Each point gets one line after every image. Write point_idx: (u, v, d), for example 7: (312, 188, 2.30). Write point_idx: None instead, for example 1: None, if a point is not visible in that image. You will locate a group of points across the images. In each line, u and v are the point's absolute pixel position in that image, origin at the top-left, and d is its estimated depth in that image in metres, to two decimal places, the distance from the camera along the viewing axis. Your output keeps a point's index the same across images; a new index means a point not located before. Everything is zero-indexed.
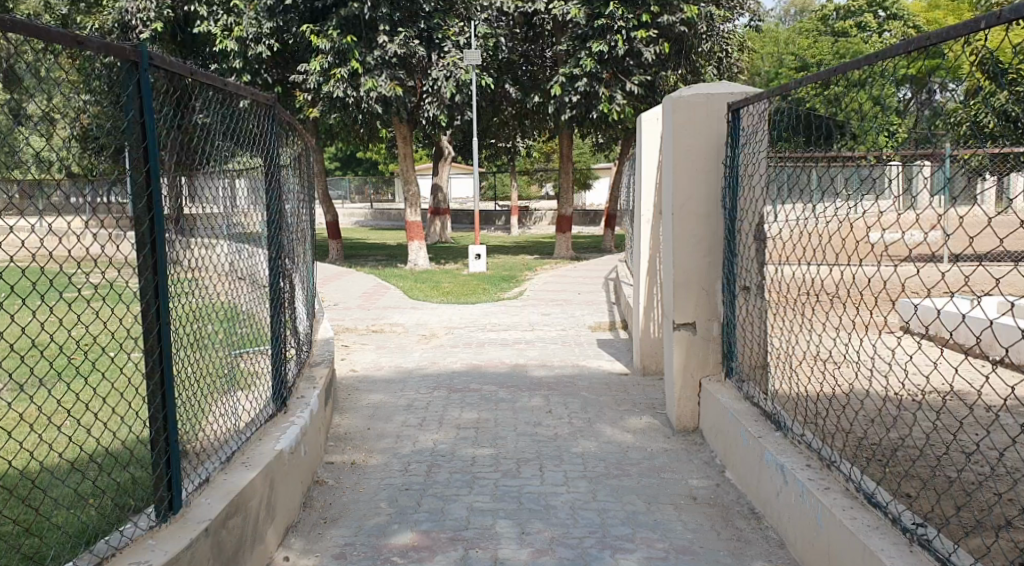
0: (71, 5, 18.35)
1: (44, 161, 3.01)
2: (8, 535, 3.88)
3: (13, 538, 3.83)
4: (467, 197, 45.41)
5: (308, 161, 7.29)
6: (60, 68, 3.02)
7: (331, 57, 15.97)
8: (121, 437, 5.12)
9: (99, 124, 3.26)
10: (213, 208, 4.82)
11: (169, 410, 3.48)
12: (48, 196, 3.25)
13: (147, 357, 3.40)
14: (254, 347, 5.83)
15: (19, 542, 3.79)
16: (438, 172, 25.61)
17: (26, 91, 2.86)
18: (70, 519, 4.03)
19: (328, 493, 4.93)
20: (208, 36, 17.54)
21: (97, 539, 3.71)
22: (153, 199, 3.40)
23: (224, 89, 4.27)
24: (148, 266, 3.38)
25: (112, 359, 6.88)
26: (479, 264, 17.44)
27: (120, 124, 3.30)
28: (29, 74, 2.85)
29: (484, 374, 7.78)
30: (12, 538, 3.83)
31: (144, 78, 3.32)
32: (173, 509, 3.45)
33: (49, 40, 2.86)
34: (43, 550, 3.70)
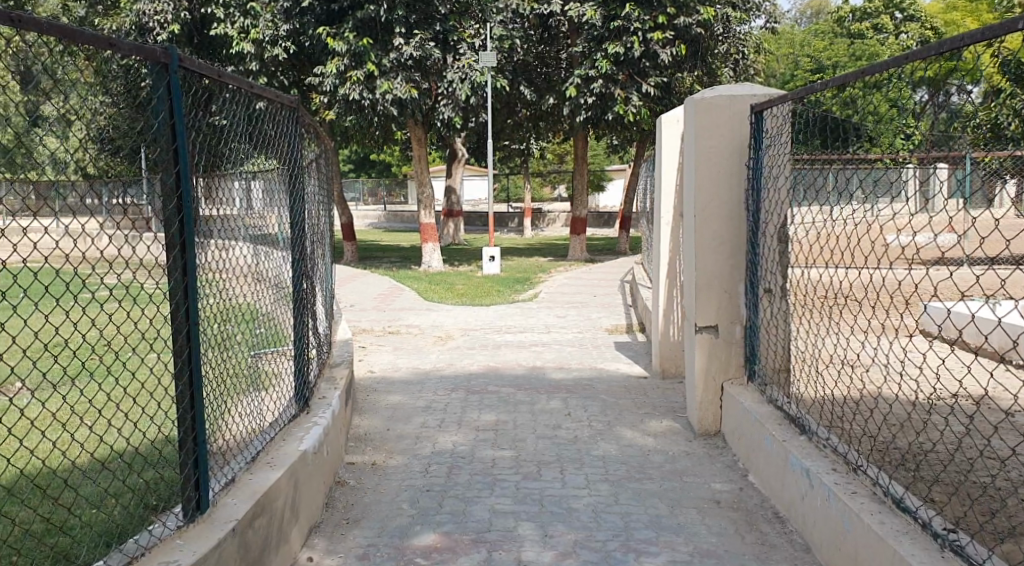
0: (89, 7, 18.42)
1: (58, 161, 3.01)
2: (36, 534, 3.97)
3: (41, 537, 3.93)
4: (479, 200, 45.45)
5: (326, 161, 7.28)
6: (79, 69, 3.06)
7: (346, 60, 15.95)
8: (146, 438, 5.17)
9: (126, 124, 3.34)
10: (232, 212, 4.80)
11: (198, 411, 3.51)
12: (63, 196, 3.24)
13: (176, 357, 3.44)
14: (277, 349, 5.91)
15: (49, 541, 3.88)
16: (452, 174, 25.68)
17: (44, 93, 2.88)
18: (107, 513, 4.15)
19: (350, 494, 4.94)
20: (225, 39, 17.59)
21: (125, 538, 3.80)
22: (183, 202, 3.45)
23: (242, 90, 4.31)
24: (177, 267, 3.43)
25: (141, 360, 7.01)
26: (493, 266, 17.47)
27: (152, 127, 3.36)
28: (43, 75, 2.84)
29: (503, 376, 7.79)
30: (42, 538, 3.91)
31: (173, 80, 3.37)
32: (200, 509, 3.47)
33: (77, 43, 2.89)
34: (72, 549, 3.78)
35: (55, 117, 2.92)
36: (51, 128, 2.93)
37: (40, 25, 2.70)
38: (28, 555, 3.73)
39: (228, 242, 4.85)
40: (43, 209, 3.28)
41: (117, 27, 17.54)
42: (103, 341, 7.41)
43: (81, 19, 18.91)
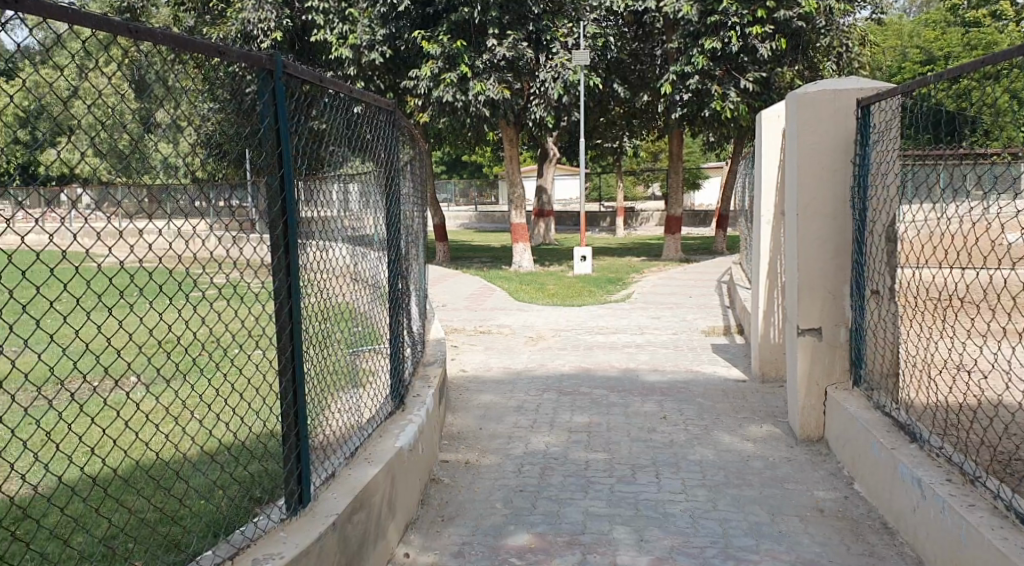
0: (198, 17, 19.08)
1: (172, 165, 3.17)
2: (148, 523, 4.16)
3: (154, 526, 4.11)
4: (570, 199, 45.38)
5: (420, 164, 7.36)
6: (189, 76, 3.18)
7: (441, 62, 16.10)
8: (250, 431, 5.34)
9: (233, 130, 3.44)
10: (332, 214, 4.91)
11: (300, 406, 3.61)
12: (174, 200, 3.33)
13: (280, 354, 3.55)
14: (374, 347, 6.02)
15: (161, 529, 4.06)
16: (545, 173, 25.71)
17: (157, 101, 3.00)
18: (216, 505, 4.33)
19: (444, 492, 4.98)
20: (325, 45, 18.00)
21: (232, 529, 3.94)
22: (286, 203, 3.55)
23: (341, 95, 4.42)
24: (281, 267, 3.55)
25: (245, 356, 7.26)
26: (585, 266, 17.39)
27: (258, 130, 3.48)
28: (160, 83, 2.97)
29: (596, 378, 7.73)
30: (155, 527, 4.09)
31: (278, 86, 3.49)
32: (302, 503, 3.58)
33: (187, 51, 3.02)
34: (184, 538, 3.95)
35: (166, 123, 3.04)
36: (163, 134, 3.05)
37: (154, 36, 2.86)
38: (143, 546, 3.92)
39: (326, 243, 4.94)
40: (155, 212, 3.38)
41: (223, 35, 18.12)
42: (210, 335, 7.68)
43: (191, 28, 19.63)
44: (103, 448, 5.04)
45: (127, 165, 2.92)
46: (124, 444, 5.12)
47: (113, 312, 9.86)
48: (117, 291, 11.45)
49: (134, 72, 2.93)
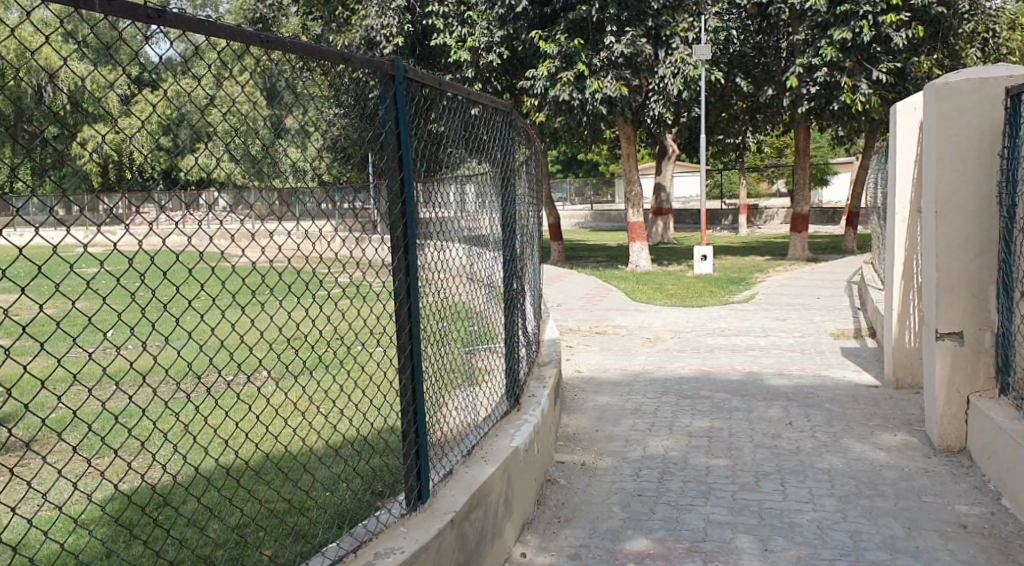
0: (324, 25, 19.68)
1: (299, 170, 3.34)
2: (277, 513, 4.34)
3: (282, 517, 4.28)
4: (690, 198, 44.61)
5: (535, 162, 7.36)
6: (315, 85, 3.32)
7: (558, 61, 16.15)
8: (371, 426, 5.47)
9: (357, 133, 3.54)
10: (450, 215, 4.95)
11: (418, 404, 3.72)
12: (303, 202, 3.39)
13: (399, 352, 3.68)
14: (489, 346, 6.06)
15: (289, 520, 4.23)
16: (663, 171, 25.36)
17: (286, 108, 3.17)
18: (340, 498, 4.46)
19: (561, 493, 4.93)
20: (444, 48, 18.26)
21: (355, 521, 4.09)
22: (407, 207, 3.71)
23: (457, 96, 4.50)
24: (401, 268, 3.70)
25: (367, 353, 7.45)
26: (705, 265, 17.03)
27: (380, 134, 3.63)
28: (288, 91, 3.14)
29: (717, 381, 7.53)
30: (283, 517, 4.27)
31: (399, 91, 3.63)
32: (421, 499, 3.68)
33: (318, 60, 3.22)
34: (310, 529, 4.10)
35: (295, 130, 3.22)
36: (293, 139, 3.24)
37: (285, 46, 3.06)
38: (272, 537, 4.08)
39: (445, 244, 4.99)
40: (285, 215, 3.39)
41: (346, 42, 18.63)
42: (334, 332, 7.92)
43: (317, 36, 20.28)
44: (236, 438, 5.27)
45: (258, 168, 3.09)
46: (255, 435, 5.34)
47: (244, 310, 10.29)
48: (248, 290, 11.95)
49: (266, 79, 3.07)
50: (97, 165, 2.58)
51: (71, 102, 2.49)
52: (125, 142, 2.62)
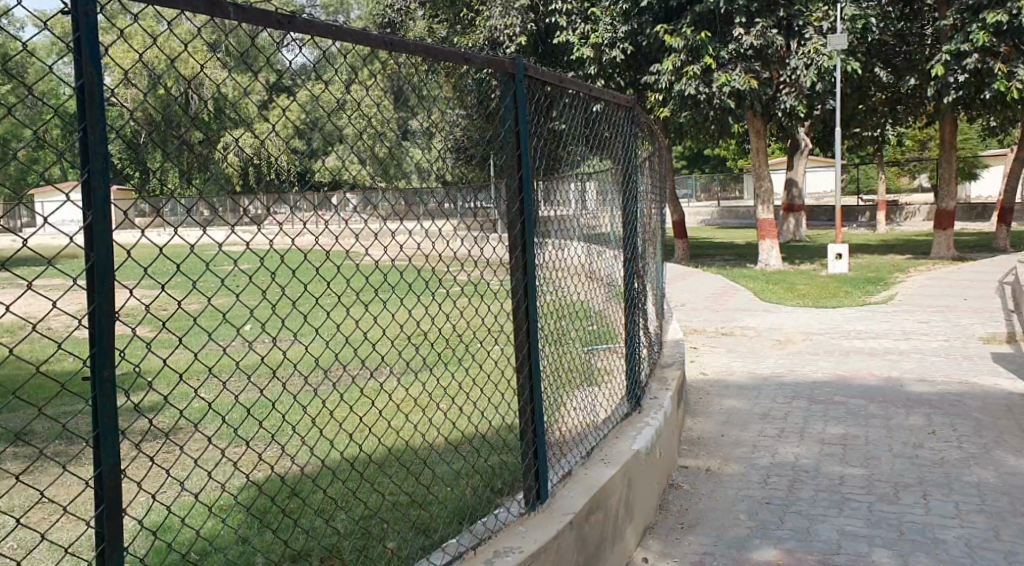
0: (449, 28, 19.92)
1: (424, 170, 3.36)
2: (398, 506, 4.38)
3: (403, 511, 4.31)
4: (823, 195, 42.91)
5: (659, 159, 7.19)
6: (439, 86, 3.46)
7: (683, 55, 15.88)
8: (489, 424, 5.46)
9: (479, 133, 3.64)
10: (571, 213, 4.86)
11: (538, 403, 3.67)
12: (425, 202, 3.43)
13: (517, 352, 3.64)
14: (610, 346, 5.96)
15: (409, 513, 4.26)
16: (795, 167, 24.49)
17: (411, 110, 3.21)
18: (462, 493, 4.47)
19: (684, 498, 4.77)
20: (568, 46, 18.20)
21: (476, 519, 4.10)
22: (524, 205, 3.74)
23: (580, 95, 4.45)
24: (519, 266, 3.68)
25: (487, 350, 7.46)
26: (840, 264, 16.30)
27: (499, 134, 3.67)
28: (412, 93, 3.19)
29: (852, 386, 7.15)
30: (403, 511, 4.30)
31: (519, 88, 3.67)
32: (540, 499, 3.64)
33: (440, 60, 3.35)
34: (432, 525, 4.12)
35: (420, 130, 3.29)
36: (417, 140, 3.29)
37: (409, 48, 3.20)
38: (396, 530, 4.12)
39: (564, 242, 4.91)
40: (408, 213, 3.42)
41: (471, 43, 18.82)
42: (456, 329, 7.96)
43: (442, 38, 20.57)
44: (359, 431, 5.36)
45: (385, 169, 3.19)
46: (377, 429, 5.42)
47: (369, 308, 10.49)
48: (374, 288, 12.21)
49: (396, 81, 3.14)
50: (236, 166, 2.76)
51: (216, 110, 2.62)
52: (263, 147, 2.76)
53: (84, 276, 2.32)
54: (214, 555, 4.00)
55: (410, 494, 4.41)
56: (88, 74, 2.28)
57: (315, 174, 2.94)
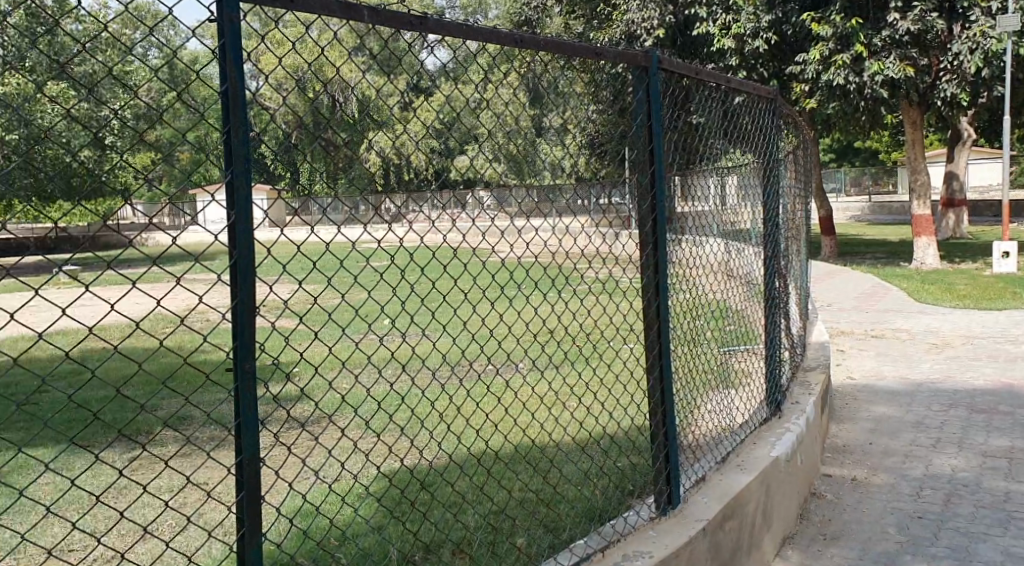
0: (586, 24, 19.78)
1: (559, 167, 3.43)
2: (526, 503, 4.38)
3: (531, 507, 4.30)
4: (989, 188, 40.08)
5: (805, 155, 6.87)
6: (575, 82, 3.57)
7: (832, 44, 15.21)
8: (621, 424, 5.38)
9: (615, 130, 3.69)
10: (707, 210, 4.70)
11: (669, 404, 3.57)
12: (559, 201, 3.46)
13: (648, 351, 3.55)
14: (749, 347, 5.77)
15: (537, 511, 4.25)
16: (956, 158, 23.05)
17: (546, 108, 3.36)
18: (590, 493, 4.43)
19: (828, 508, 4.53)
20: (708, 37, 17.74)
21: (605, 520, 4.05)
22: (657, 202, 3.64)
23: (721, 87, 4.28)
24: (649, 264, 3.59)
25: (618, 347, 7.37)
26: (1006, 263, 15.18)
27: (631, 129, 3.62)
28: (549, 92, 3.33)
29: (1019, 395, 6.62)
30: (531, 508, 4.29)
31: (653, 82, 3.60)
32: (672, 503, 3.55)
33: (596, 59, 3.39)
34: (560, 523, 4.09)
35: (555, 127, 3.41)
36: (553, 138, 3.41)
37: (562, 47, 3.28)
38: (524, 526, 4.10)
39: (699, 238, 4.76)
40: (538, 212, 3.46)
41: (608, 38, 18.64)
42: (586, 328, 7.91)
43: (579, 34, 20.45)
44: (489, 427, 5.40)
45: (519, 168, 3.31)
46: (507, 425, 5.44)
47: (503, 303, 10.58)
48: (510, 284, 12.30)
49: (530, 81, 3.25)
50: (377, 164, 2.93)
51: (356, 112, 2.81)
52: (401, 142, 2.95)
53: (228, 272, 2.50)
54: (350, 542, 4.07)
55: (538, 492, 4.39)
56: (231, 78, 2.47)
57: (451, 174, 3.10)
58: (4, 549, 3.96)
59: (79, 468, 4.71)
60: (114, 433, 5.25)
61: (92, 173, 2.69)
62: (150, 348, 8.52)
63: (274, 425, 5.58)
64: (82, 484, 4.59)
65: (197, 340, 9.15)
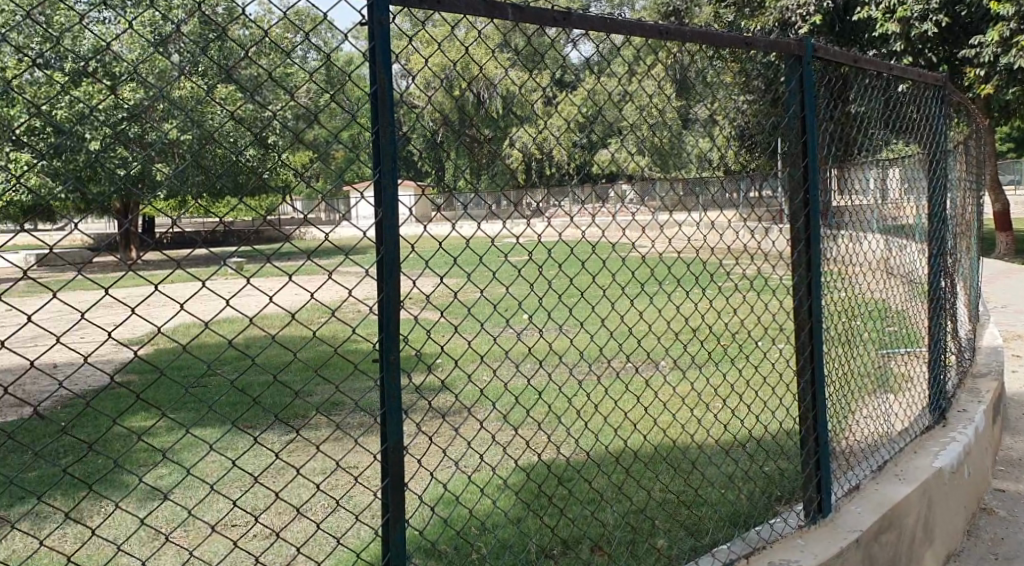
0: (739, 12, 19.20)
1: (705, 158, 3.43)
2: (669, 504, 4.29)
3: (673, 509, 4.21)
4: None
5: (978, 142, 6.37)
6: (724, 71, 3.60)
7: (1012, 24, 14.09)
8: (769, 427, 5.18)
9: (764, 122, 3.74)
10: (867, 204, 4.43)
11: (821, 409, 3.40)
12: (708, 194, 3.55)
13: (798, 354, 3.38)
14: (910, 349, 5.45)
15: (680, 513, 4.15)
16: None
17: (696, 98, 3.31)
18: (734, 497, 4.30)
19: (999, 526, 4.20)
20: (870, 22, 16.85)
21: (750, 526, 3.91)
22: (810, 196, 3.39)
23: (885, 74, 3.99)
24: (800, 262, 3.40)
25: (766, 346, 7.11)
26: None
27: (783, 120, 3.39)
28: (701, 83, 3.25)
29: None
30: (673, 510, 4.19)
31: (807, 73, 3.34)
32: (823, 512, 3.39)
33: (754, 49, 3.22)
34: (703, 527, 3.98)
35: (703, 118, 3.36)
36: (701, 130, 3.36)
37: (720, 39, 3.15)
38: (665, 528, 4.01)
39: (858, 235, 4.50)
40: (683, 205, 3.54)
41: (761, 26, 18.04)
42: (729, 327, 7.70)
43: (731, 23, 19.90)
44: (631, 425, 5.32)
45: (662, 158, 3.28)
46: (649, 424, 5.35)
47: (647, 300, 10.43)
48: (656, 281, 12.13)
49: (677, 72, 3.16)
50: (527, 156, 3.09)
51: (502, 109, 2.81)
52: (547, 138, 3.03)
53: (375, 266, 2.49)
54: (491, 531, 4.10)
55: (679, 494, 4.29)
56: (381, 79, 2.44)
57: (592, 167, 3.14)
58: (175, 521, 4.27)
59: (240, 449, 5.03)
60: (271, 417, 5.56)
61: (254, 172, 2.78)
62: (305, 337, 8.93)
63: (416, 414, 5.74)
64: (242, 464, 4.89)
65: (349, 332, 9.51)
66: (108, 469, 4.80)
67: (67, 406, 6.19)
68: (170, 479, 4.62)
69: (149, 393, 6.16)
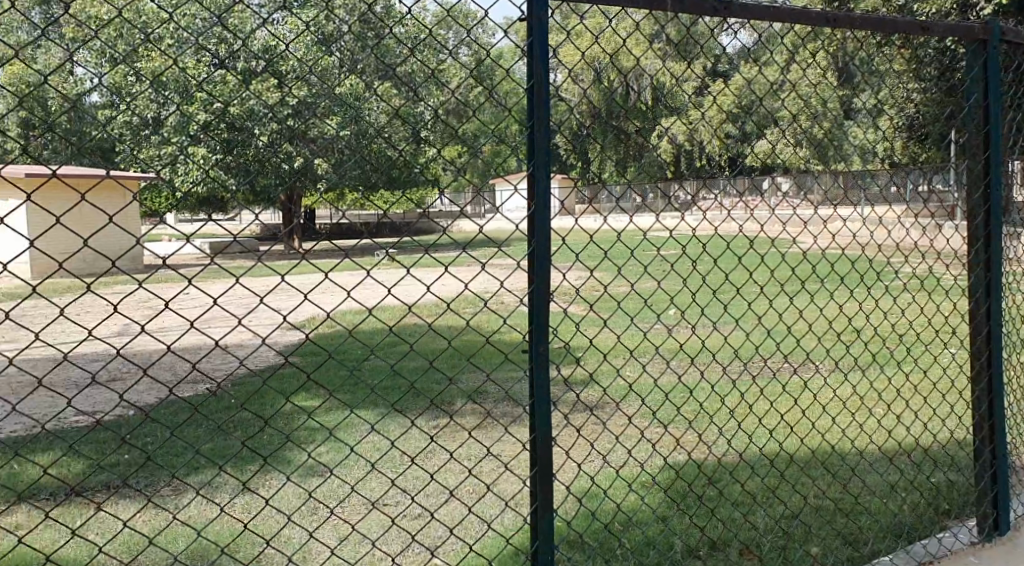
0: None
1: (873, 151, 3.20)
2: (827, 511, 4.09)
3: (831, 517, 4.01)
4: None
5: None
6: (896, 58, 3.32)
7: None
8: (939, 437, 4.86)
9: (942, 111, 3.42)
10: None
11: (998, 419, 3.15)
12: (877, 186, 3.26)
13: (972, 359, 3.16)
14: None
15: (839, 521, 3.96)
16: None
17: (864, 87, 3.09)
18: (898, 508, 4.06)
19: None
20: None
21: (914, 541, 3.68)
22: (991, 188, 3.14)
23: None
24: (977, 261, 3.15)
25: (937, 351, 6.68)
26: None
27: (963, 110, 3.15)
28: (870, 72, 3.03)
29: None
30: (831, 517, 4.01)
31: (993, 57, 3.07)
32: (1000, 530, 3.22)
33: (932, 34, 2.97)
34: (862, 538, 3.78)
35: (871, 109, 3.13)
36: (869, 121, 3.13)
37: (897, 25, 2.91)
38: (819, 535, 3.83)
39: None
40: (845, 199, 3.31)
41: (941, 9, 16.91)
42: (893, 328, 7.30)
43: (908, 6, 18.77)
44: (786, 428, 5.13)
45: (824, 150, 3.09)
46: (806, 428, 5.13)
47: (808, 298, 10.02)
48: (817, 277, 11.66)
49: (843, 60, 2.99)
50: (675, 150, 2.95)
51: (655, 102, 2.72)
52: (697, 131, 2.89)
53: (526, 258, 2.50)
54: (643, 526, 4.03)
55: (837, 501, 4.09)
56: (537, 74, 2.44)
57: (747, 159, 3.04)
58: (334, 496, 4.45)
59: (396, 431, 5.21)
60: (424, 403, 5.73)
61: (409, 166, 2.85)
62: (459, 327, 9.13)
63: (564, 406, 5.75)
64: (397, 446, 5.05)
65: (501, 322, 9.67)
66: (276, 444, 5.09)
67: (241, 384, 6.62)
68: (329, 458, 4.84)
69: (313, 376, 6.49)
